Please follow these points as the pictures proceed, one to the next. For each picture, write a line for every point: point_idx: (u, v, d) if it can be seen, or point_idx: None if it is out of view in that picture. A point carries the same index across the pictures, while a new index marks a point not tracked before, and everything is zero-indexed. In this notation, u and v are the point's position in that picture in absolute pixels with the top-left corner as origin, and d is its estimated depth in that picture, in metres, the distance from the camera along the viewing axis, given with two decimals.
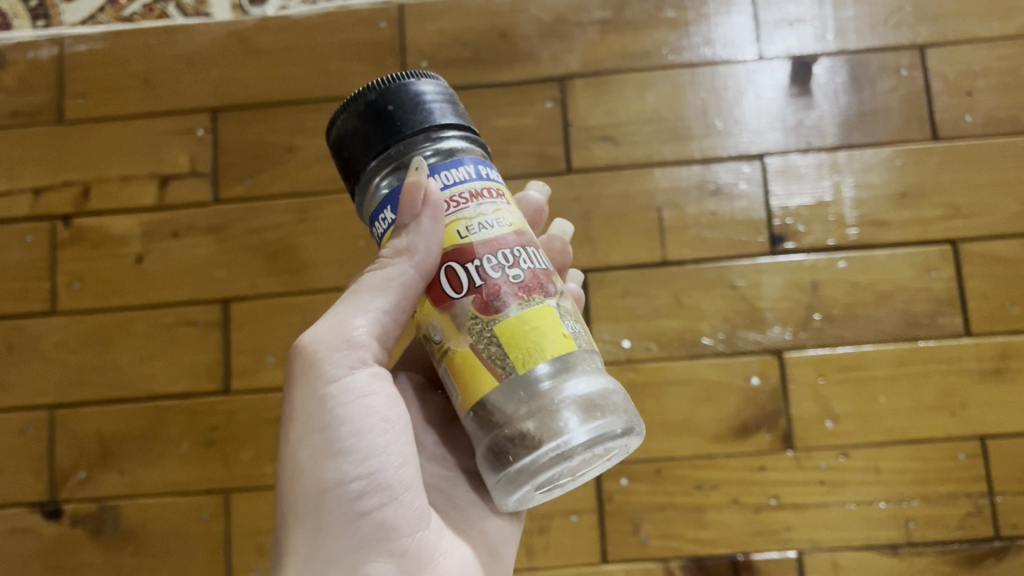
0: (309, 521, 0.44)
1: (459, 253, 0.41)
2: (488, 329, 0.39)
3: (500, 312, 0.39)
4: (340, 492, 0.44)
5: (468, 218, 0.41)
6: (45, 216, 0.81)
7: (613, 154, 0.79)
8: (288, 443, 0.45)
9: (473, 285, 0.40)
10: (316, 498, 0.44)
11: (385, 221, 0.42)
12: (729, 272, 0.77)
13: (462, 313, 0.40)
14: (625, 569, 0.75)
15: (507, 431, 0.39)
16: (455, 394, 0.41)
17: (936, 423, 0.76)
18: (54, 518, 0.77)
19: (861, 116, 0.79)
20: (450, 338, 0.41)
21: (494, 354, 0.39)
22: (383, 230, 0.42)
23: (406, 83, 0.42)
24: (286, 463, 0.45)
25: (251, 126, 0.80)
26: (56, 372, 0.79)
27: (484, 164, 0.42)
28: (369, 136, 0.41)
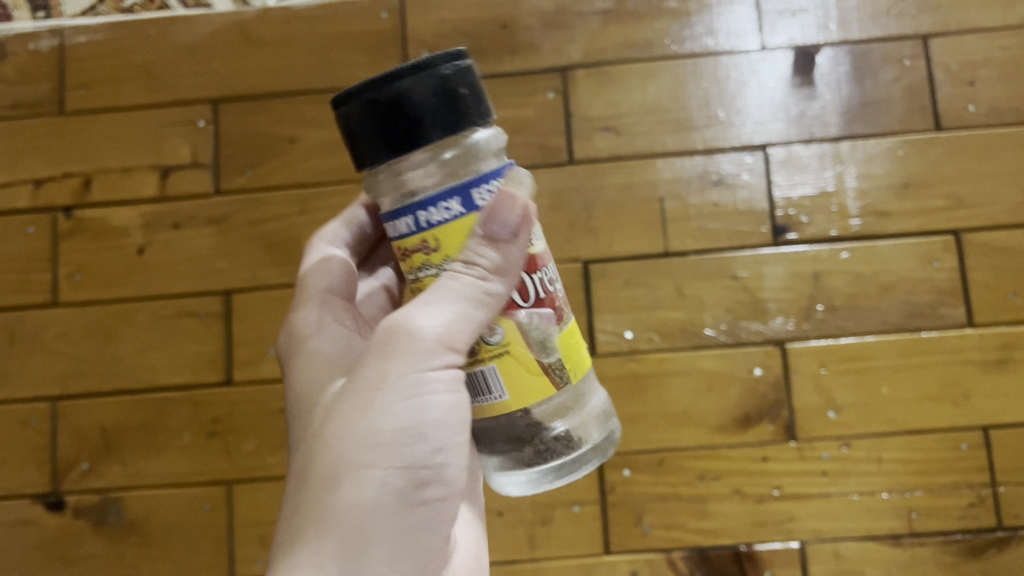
0: (369, 498, 0.42)
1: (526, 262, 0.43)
2: (550, 340, 0.42)
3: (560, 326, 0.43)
4: (401, 490, 0.43)
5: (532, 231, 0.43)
6: (46, 207, 0.80)
7: (615, 145, 0.79)
8: (365, 412, 0.43)
9: (537, 296, 0.43)
10: (377, 488, 0.42)
11: (446, 211, 0.40)
12: (731, 263, 0.77)
13: (528, 321, 0.42)
14: (627, 559, 0.76)
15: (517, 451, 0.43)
16: (503, 393, 0.42)
17: (938, 414, 0.76)
18: (56, 509, 0.77)
19: (863, 106, 0.79)
20: (513, 343, 0.42)
21: (552, 365, 0.42)
22: (443, 220, 0.40)
23: (450, 76, 0.40)
24: (359, 432, 0.42)
25: (251, 117, 0.80)
26: (58, 363, 0.79)
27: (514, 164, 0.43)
28: (403, 135, 0.39)
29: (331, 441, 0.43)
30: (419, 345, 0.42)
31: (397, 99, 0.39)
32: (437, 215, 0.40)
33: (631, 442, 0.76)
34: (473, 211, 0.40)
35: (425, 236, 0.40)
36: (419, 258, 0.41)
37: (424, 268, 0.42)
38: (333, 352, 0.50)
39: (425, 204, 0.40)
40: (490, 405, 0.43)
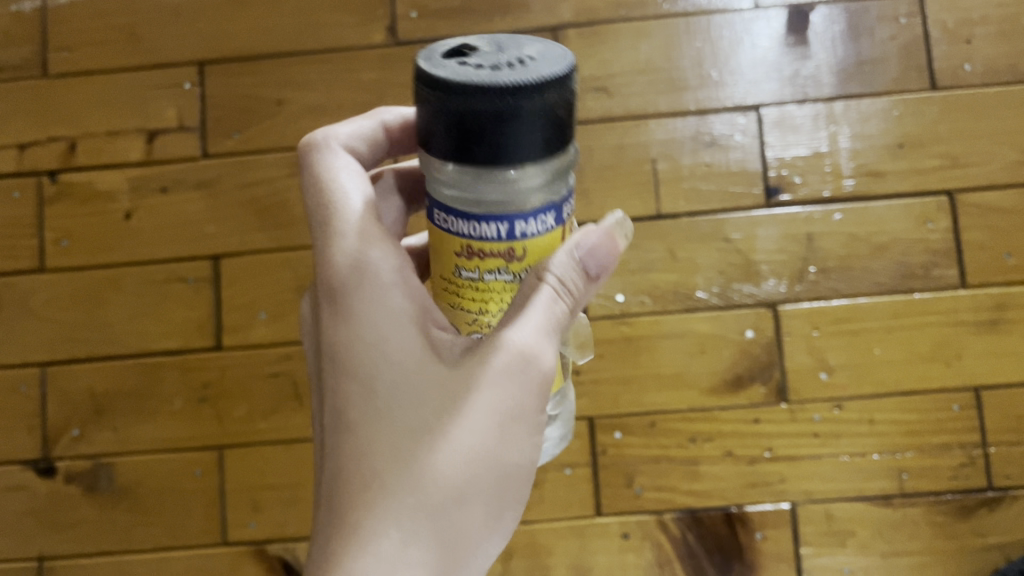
0: (476, 532, 0.40)
1: None
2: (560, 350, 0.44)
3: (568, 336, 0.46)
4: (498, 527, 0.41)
5: None
6: (31, 171, 0.79)
7: (607, 106, 0.78)
8: (497, 443, 0.39)
9: None
10: (484, 526, 0.40)
11: (543, 224, 0.37)
12: (724, 225, 0.76)
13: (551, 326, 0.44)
14: (619, 522, 0.76)
15: None
16: None
17: (930, 374, 0.76)
18: (48, 475, 0.77)
19: (858, 66, 0.78)
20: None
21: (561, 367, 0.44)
22: (539, 232, 0.37)
23: (566, 91, 0.35)
24: (490, 463, 0.39)
25: (239, 79, 0.79)
26: (47, 329, 0.78)
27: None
28: (514, 151, 0.34)
29: (448, 459, 0.39)
30: (547, 381, 0.40)
31: (521, 111, 0.33)
32: (531, 228, 0.37)
33: (623, 405, 0.76)
34: (561, 227, 0.38)
35: (511, 243, 0.37)
36: (497, 261, 0.37)
37: (497, 272, 0.38)
38: (410, 315, 0.40)
39: (520, 219, 0.36)
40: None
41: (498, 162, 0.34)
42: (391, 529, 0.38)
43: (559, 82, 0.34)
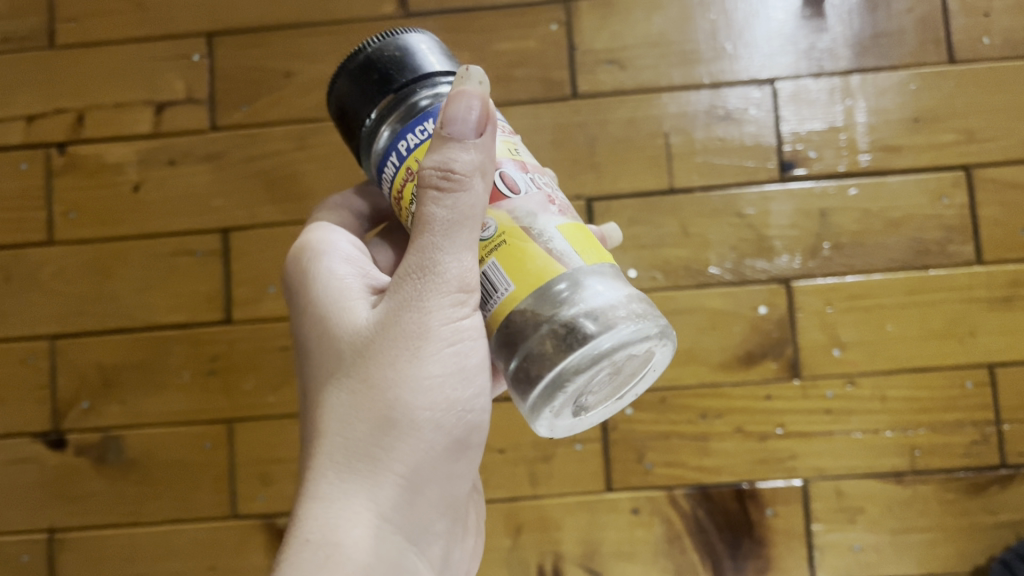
0: (410, 450, 0.42)
1: (514, 164, 0.42)
2: (550, 229, 0.39)
3: (561, 216, 0.40)
4: (446, 443, 0.43)
5: (514, 144, 0.43)
6: (39, 143, 0.79)
7: (619, 79, 0.77)
8: (408, 362, 0.41)
9: (530, 189, 0.41)
10: (418, 446, 0.42)
11: (423, 132, 0.40)
12: (738, 200, 0.76)
13: (518, 210, 0.40)
14: (629, 497, 0.75)
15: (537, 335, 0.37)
16: (506, 284, 0.39)
17: (944, 351, 0.75)
18: (57, 447, 0.77)
19: (875, 38, 0.77)
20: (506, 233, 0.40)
21: (557, 247, 0.39)
22: (420, 141, 0.40)
23: (399, 37, 0.43)
24: (403, 382, 0.41)
25: (247, 51, 0.78)
26: (56, 301, 0.78)
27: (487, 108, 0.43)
28: (370, 90, 0.42)
29: (366, 393, 0.42)
30: (457, 283, 0.40)
31: (355, 66, 0.42)
32: (414, 141, 0.40)
33: None
34: None
35: (405, 163, 0.41)
36: (410, 187, 0.41)
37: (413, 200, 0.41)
38: (345, 280, 0.46)
39: (395, 140, 0.41)
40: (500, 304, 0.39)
41: (365, 110, 0.42)
42: (330, 466, 0.42)
43: (387, 36, 0.43)
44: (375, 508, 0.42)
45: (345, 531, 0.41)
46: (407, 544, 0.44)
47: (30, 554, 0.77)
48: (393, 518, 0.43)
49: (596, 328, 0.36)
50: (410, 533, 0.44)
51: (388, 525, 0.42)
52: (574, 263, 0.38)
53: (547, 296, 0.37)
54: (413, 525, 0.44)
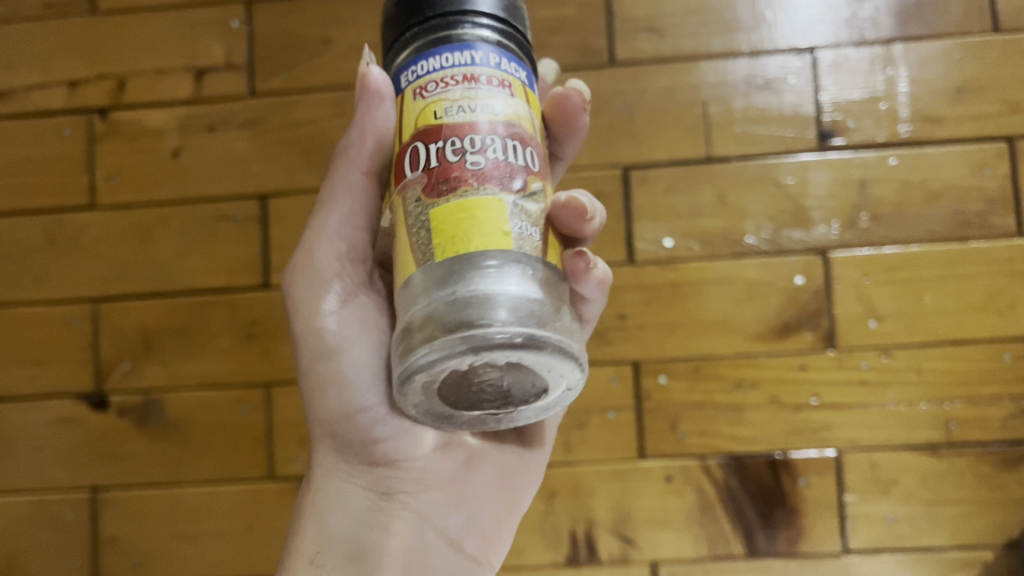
0: (328, 437, 0.48)
1: (426, 134, 0.37)
2: (426, 214, 0.36)
3: (442, 197, 0.35)
4: (354, 427, 0.48)
5: (449, 100, 0.37)
6: (81, 109, 0.80)
7: (658, 46, 0.76)
8: (304, 369, 0.48)
9: (426, 166, 0.36)
10: (329, 435, 0.48)
11: (411, 75, 0.38)
12: (776, 169, 0.75)
13: (408, 194, 0.37)
14: (661, 465, 0.76)
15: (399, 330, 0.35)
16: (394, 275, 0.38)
17: (982, 324, 0.75)
18: (99, 408, 0.79)
19: (918, 7, 0.76)
20: (398, 224, 0.37)
21: (422, 240, 0.35)
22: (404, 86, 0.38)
23: None
24: (306, 385, 0.48)
25: (285, 17, 0.78)
26: (98, 265, 0.79)
27: (516, 61, 0.38)
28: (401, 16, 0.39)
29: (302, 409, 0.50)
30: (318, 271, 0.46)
31: None
32: (411, 76, 0.38)
33: (667, 349, 0.76)
34: (413, 81, 0.38)
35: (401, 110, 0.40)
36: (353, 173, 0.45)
37: None
38: None
39: (400, 72, 0.39)
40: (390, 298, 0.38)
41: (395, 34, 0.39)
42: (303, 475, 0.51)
43: None
44: (318, 497, 0.48)
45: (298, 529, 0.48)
46: (359, 528, 0.48)
47: (72, 512, 0.79)
48: (336, 504, 0.48)
49: (431, 332, 0.32)
50: (358, 516, 0.48)
51: (329, 514, 0.48)
52: (427, 257, 0.35)
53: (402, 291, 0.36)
54: (361, 509, 0.48)
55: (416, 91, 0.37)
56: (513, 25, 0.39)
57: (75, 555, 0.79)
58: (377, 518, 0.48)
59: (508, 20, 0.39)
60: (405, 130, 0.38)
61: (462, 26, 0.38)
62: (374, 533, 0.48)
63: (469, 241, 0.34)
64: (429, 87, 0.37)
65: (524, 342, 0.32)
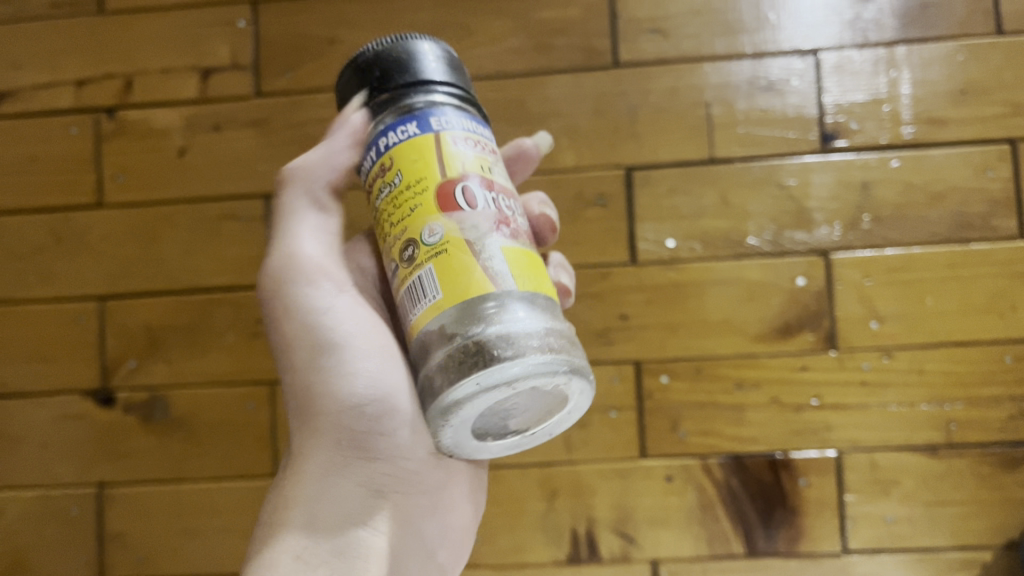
0: (319, 429, 0.47)
1: (481, 179, 0.40)
2: (495, 246, 0.38)
3: (508, 239, 0.39)
4: (353, 420, 0.46)
5: (488, 162, 0.41)
6: (88, 108, 0.81)
7: (662, 48, 0.77)
8: (293, 362, 0.47)
9: (485, 206, 0.39)
10: (321, 427, 0.47)
11: (404, 132, 0.40)
12: (778, 171, 0.76)
13: (470, 223, 0.38)
14: (663, 464, 0.76)
15: (467, 343, 0.35)
16: (435, 292, 0.37)
17: (983, 325, 0.75)
18: (106, 405, 0.79)
19: (922, 9, 0.76)
20: (452, 243, 0.38)
21: (496, 269, 0.37)
22: (398, 141, 0.40)
23: (414, 44, 0.43)
24: (294, 378, 0.47)
25: (292, 18, 0.79)
26: (105, 263, 0.80)
27: (478, 120, 0.42)
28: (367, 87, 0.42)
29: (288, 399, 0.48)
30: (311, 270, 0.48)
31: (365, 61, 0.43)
32: (394, 137, 0.40)
33: (669, 349, 0.76)
34: (431, 134, 0.40)
35: (382, 159, 0.41)
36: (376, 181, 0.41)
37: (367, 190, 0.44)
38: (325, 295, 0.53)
39: (385, 132, 0.41)
40: (423, 311, 0.38)
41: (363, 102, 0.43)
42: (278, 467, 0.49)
43: (405, 42, 0.43)
44: (307, 490, 0.46)
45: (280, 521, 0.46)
46: (349, 523, 0.46)
47: (79, 507, 0.80)
48: (325, 496, 0.46)
49: (530, 351, 0.35)
50: (347, 511, 0.46)
51: (319, 508, 0.46)
52: (506, 285, 0.37)
53: (468, 309, 0.36)
54: (351, 504, 0.47)
55: (455, 138, 0.40)
56: (463, 87, 0.43)
57: (81, 550, 0.80)
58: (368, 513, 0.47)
59: (464, 86, 0.43)
60: (447, 169, 0.39)
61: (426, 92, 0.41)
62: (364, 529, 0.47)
63: (539, 286, 0.39)
64: (460, 141, 0.40)
65: (525, 373, 0.34)
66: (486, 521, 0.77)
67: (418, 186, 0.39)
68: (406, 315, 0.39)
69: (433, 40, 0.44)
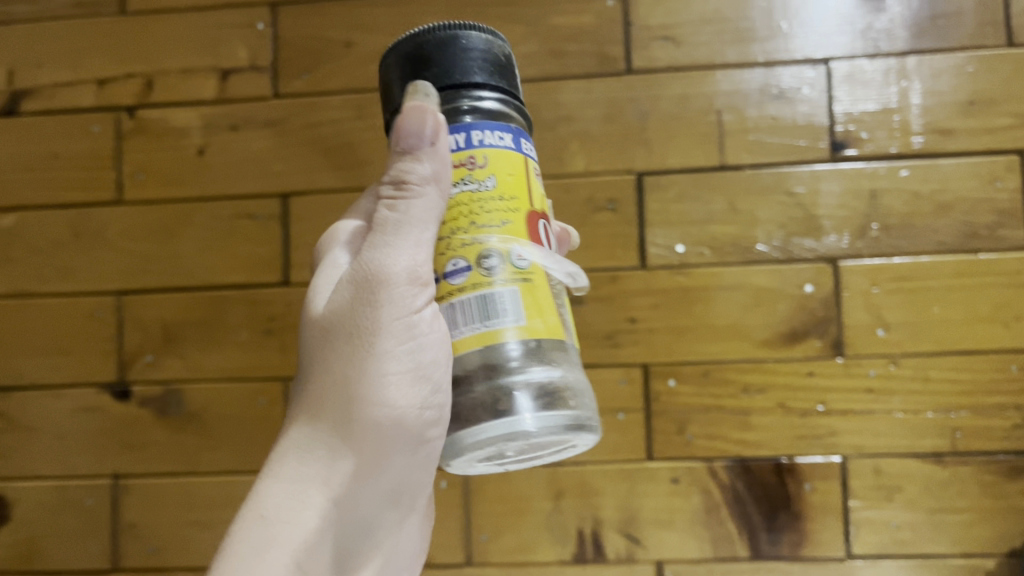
0: (367, 442, 0.43)
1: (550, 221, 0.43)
2: (558, 292, 0.42)
3: (565, 285, 0.43)
4: (400, 440, 0.43)
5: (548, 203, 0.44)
6: (109, 106, 0.82)
7: (674, 55, 0.78)
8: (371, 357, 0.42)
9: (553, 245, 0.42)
10: (373, 440, 0.43)
11: (500, 138, 0.40)
12: (788, 178, 0.76)
13: (551, 261, 0.41)
14: (668, 467, 0.77)
15: (523, 383, 0.37)
16: (514, 317, 0.39)
17: (989, 335, 0.76)
18: (122, 398, 0.81)
19: (933, 20, 0.77)
20: (535, 274, 0.40)
21: (560, 314, 0.41)
22: (496, 144, 0.40)
23: (500, 45, 0.42)
24: (366, 375, 0.42)
25: (310, 20, 0.80)
26: (123, 259, 0.81)
27: (525, 134, 0.42)
28: (456, 68, 0.40)
29: (323, 379, 0.43)
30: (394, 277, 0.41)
31: (459, 39, 0.41)
32: (486, 137, 0.40)
33: (676, 353, 0.77)
34: (522, 153, 0.41)
35: (473, 151, 0.40)
36: (460, 171, 0.40)
37: None
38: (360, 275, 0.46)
39: (470, 127, 0.40)
40: (492, 329, 0.38)
41: (441, 79, 0.40)
42: (289, 447, 0.44)
43: (492, 36, 0.42)
44: (335, 494, 0.43)
45: (289, 519, 0.42)
46: (355, 531, 0.45)
47: (94, 498, 0.81)
48: (347, 504, 0.44)
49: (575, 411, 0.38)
50: (356, 519, 0.45)
51: (337, 514, 0.43)
52: (564, 333, 0.41)
53: (538, 345, 0.39)
54: (361, 512, 0.45)
55: (535, 172, 0.42)
56: (513, 93, 0.43)
57: (95, 541, 0.81)
58: (370, 522, 0.46)
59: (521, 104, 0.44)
60: (533, 198, 0.41)
61: (504, 101, 0.42)
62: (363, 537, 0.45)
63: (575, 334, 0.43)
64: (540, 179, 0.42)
65: (536, 433, 0.36)
66: (493, 519, 0.79)
67: (512, 203, 0.40)
68: (469, 320, 0.39)
69: (496, 37, 0.42)
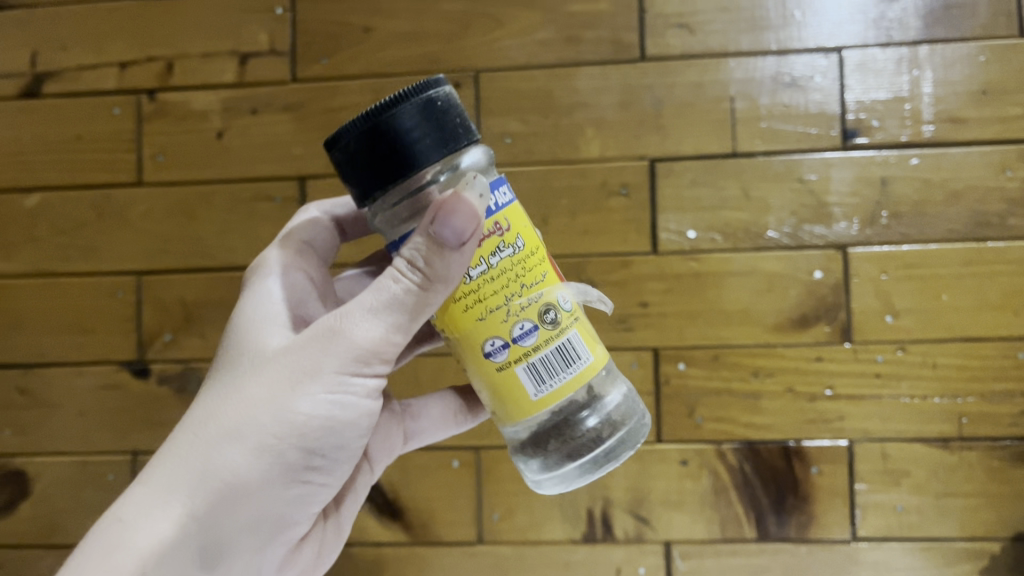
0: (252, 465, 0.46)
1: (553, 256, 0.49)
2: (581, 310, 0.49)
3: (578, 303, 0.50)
4: (274, 468, 0.47)
5: None
6: (131, 89, 0.83)
7: (688, 43, 0.79)
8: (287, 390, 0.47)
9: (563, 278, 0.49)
10: (258, 464, 0.46)
11: (505, 195, 0.45)
12: (800, 165, 0.77)
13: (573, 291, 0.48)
14: (678, 449, 0.78)
15: (604, 413, 0.47)
16: (586, 355, 0.46)
17: (997, 322, 0.76)
18: (142, 376, 0.83)
19: (946, 10, 0.77)
20: (578, 310, 0.47)
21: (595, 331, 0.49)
22: (506, 203, 0.45)
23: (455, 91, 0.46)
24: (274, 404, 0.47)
25: (329, 6, 0.81)
26: (143, 240, 0.83)
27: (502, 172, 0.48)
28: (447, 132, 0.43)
29: (214, 405, 0.48)
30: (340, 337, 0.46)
31: (436, 101, 0.43)
32: (497, 198, 0.45)
33: (687, 337, 0.78)
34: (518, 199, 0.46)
35: (494, 218, 0.44)
36: (492, 242, 0.44)
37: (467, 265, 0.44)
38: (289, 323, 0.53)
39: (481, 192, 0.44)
40: (581, 370, 0.45)
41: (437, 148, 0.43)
42: (166, 458, 0.46)
43: (447, 86, 0.45)
44: (200, 509, 0.45)
45: (144, 526, 0.44)
46: (209, 555, 0.46)
47: (114, 473, 0.83)
48: (209, 524, 0.46)
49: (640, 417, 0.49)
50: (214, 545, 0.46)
51: (195, 533, 0.45)
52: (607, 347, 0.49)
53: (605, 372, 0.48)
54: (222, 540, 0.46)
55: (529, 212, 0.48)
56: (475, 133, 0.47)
57: None
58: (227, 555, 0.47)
59: None
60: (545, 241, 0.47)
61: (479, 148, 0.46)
62: (212, 572, 0.47)
63: None
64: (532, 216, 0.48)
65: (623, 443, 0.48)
66: (505, 498, 0.80)
67: (540, 254, 0.46)
68: (553, 374, 0.45)
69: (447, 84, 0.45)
